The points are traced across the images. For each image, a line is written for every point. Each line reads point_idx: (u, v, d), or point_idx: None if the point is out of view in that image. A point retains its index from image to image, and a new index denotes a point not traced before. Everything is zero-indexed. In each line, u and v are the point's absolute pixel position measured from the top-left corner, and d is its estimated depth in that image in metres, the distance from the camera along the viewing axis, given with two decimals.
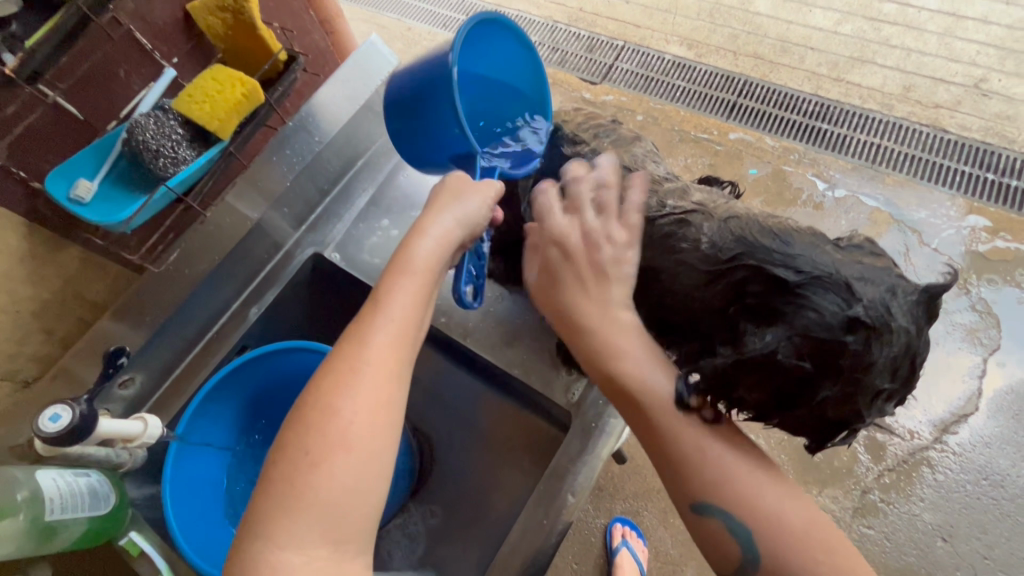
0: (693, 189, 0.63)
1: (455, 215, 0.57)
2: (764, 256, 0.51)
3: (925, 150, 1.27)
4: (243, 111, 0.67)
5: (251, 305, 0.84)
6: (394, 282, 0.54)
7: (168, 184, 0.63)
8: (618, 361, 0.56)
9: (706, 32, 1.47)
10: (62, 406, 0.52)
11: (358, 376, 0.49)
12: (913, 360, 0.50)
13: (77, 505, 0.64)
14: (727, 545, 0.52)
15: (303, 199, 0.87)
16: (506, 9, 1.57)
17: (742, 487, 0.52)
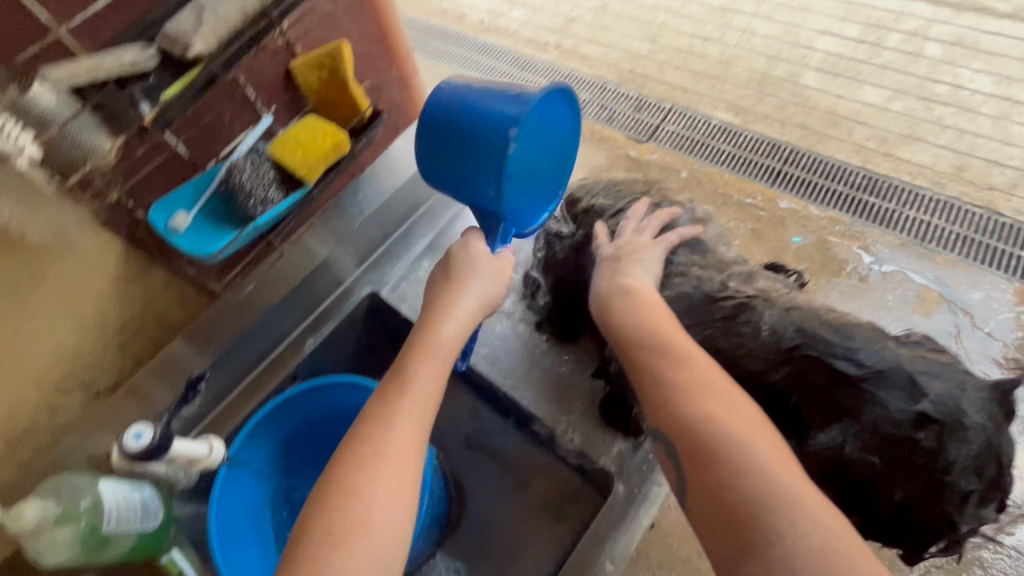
0: (758, 275, 0.65)
1: (478, 298, 0.63)
2: (825, 348, 0.53)
3: (980, 232, 1.25)
4: (329, 160, 0.73)
5: (308, 336, 0.90)
6: (423, 346, 0.60)
7: (255, 222, 0.68)
8: (619, 314, 0.61)
9: (753, 100, 1.52)
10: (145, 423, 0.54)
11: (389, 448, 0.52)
12: (1002, 459, 0.48)
13: (130, 518, 0.67)
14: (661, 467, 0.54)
15: (367, 239, 0.93)
16: (560, 67, 1.65)
17: (702, 413, 0.51)
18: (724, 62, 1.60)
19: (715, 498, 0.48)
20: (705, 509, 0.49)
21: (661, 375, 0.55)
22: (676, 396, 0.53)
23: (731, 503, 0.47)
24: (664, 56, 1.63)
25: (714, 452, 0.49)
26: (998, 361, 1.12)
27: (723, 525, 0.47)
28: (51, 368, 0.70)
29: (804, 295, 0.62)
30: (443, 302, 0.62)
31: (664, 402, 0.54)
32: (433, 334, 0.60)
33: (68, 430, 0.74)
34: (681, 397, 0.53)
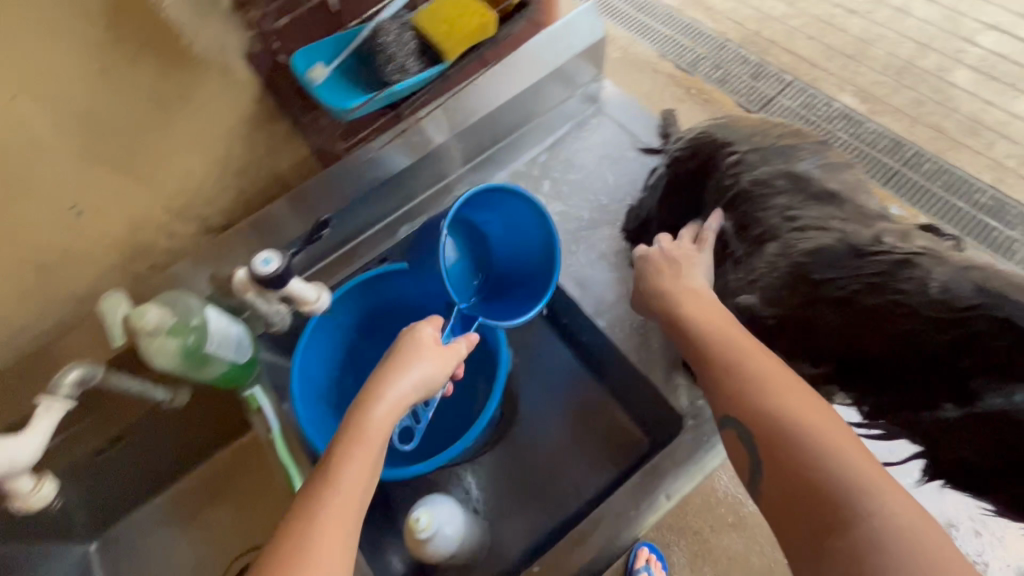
0: (918, 235, 0.54)
1: (413, 380, 0.58)
2: (1020, 309, 0.43)
3: None
4: (472, 41, 0.69)
5: (403, 224, 0.90)
6: (366, 410, 0.55)
7: (393, 87, 0.67)
8: (682, 306, 0.61)
9: (886, 90, 1.39)
10: (275, 252, 0.53)
11: (309, 525, 0.49)
12: None
13: (227, 348, 0.71)
14: (733, 452, 0.53)
15: (478, 139, 0.90)
16: (679, 15, 1.53)
17: (771, 403, 0.51)
18: (858, 50, 1.46)
19: (786, 484, 0.47)
20: (784, 498, 0.47)
21: (725, 368, 0.55)
22: (739, 390, 0.53)
23: (813, 492, 0.45)
24: (798, 23, 1.51)
25: (791, 437, 0.48)
26: None
27: (799, 521, 0.45)
28: (176, 192, 0.72)
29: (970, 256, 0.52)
30: (383, 375, 0.58)
31: (727, 398, 0.54)
32: (366, 409, 0.55)
33: (178, 257, 0.78)
34: (753, 384, 0.53)
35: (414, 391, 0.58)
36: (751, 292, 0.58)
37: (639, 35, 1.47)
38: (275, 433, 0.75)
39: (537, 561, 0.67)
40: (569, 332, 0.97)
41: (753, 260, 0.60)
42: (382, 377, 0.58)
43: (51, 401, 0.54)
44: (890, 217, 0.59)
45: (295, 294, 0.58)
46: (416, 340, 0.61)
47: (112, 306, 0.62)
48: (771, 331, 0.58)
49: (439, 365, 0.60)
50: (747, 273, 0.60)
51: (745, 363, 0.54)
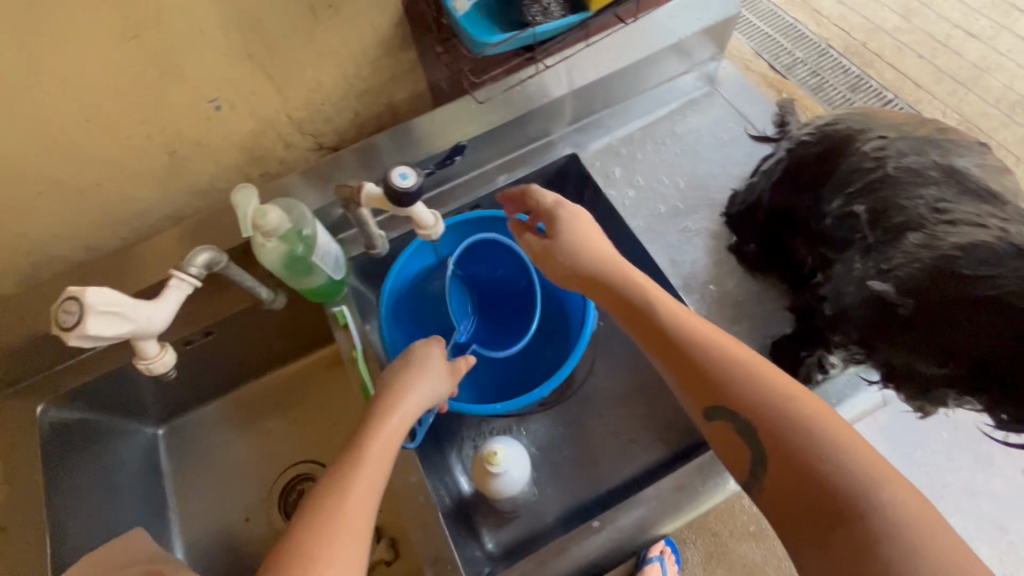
0: None
1: (416, 399, 0.63)
2: None
3: None
4: None
5: (502, 173, 0.91)
6: (387, 404, 0.62)
7: (535, 29, 0.65)
8: (658, 304, 0.63)
9: (996, 124, 1.48)
10: (413, 170, 0.55)
11: (349, 489, 0.52)
12: None
13: (328, 263, 0.73)
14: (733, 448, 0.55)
15: (591, 99, 0.89)
16: (784, 15, 1.54)
17: (760, 403, 0.54)
18: (964, 84, 1.54)
19: (790, 485, 0.50)
20: (792, 493, 0.50)
21: (698, 364, 0.58)
22: (723, 389, 0.56)
23: (821, 484, 0.48)
24: (909, 39, 1.58)
25: (792, 432, 0.51)
26: None
27: (812, 516, 0.48)
28: (302, 103, 0.73)
29: None
30: (389, 397, 0.62)
31: (709, 394, 0.56)
32: (389, 401, 0.62)
33: (290, 169, 0.80)
34: (746, 379, 0.55)
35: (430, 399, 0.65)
36: (883, 279, 0.55)
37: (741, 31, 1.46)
38: (358, 351, 0.77)
39: (597, 517, 0.68)
40: None
41: (890, 248, 0.57)
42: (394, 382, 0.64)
43: (182, 277, 0.57)
44: None
45: (419, 216, 0.60)
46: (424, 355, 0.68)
47: (246, 200, 0.64)
48: (901, 321, 0.55)
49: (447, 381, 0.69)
50: (879, 262, 0.56)
51: (715, 358, 0.58)
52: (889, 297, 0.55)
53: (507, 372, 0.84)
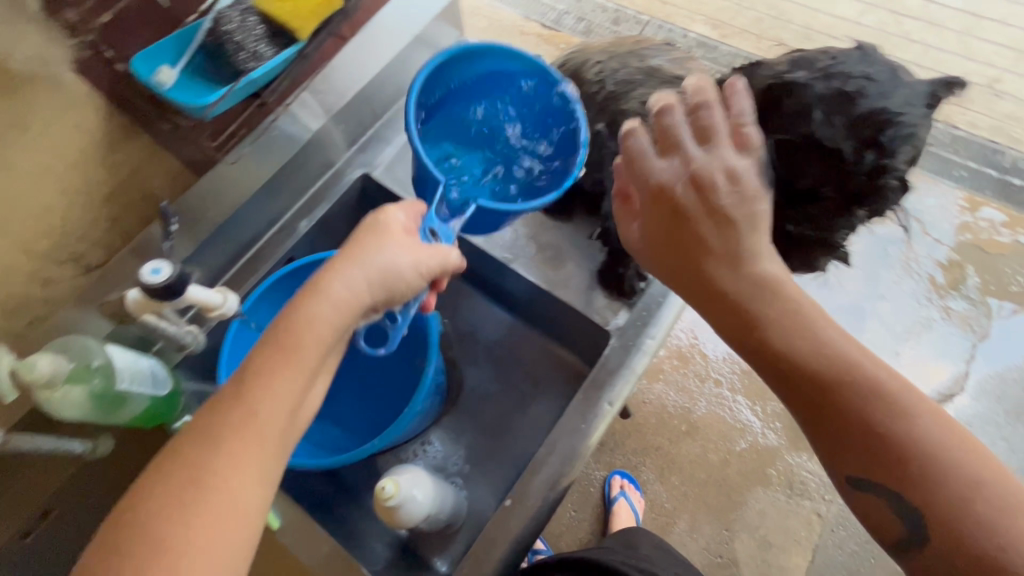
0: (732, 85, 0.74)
1: (367, 273, 0.55)
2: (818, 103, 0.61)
3: (936, 143, 1.52)
4: (322, 12, 0.69)
5: (302, 218, 0.89)
6: (316, 302, 0.53)
7: (250, 76, 0.65)
8: (807, 336, 0.54)
9: (730, 14, 1.69)
10: (165, 260, 0.52)
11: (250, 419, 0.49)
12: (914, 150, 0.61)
13: (143, 381, 0.69)
14: (874, 510, 0.52)
15: (357, 118, 0.89)
16: None
17: (929, 466, 0.49)
18: None
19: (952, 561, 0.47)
20: (937, 555, 0.48)
21: (875, 417, 0.51)
22: (894, 449, 0.50)
23: (982, 560, 0.46)
24: None
25: (958, 510, 0.47)
26: (939, 261, 1.44)
27: None
28: (36, 234, 0.66)
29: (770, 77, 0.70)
30: (333, 270, 0.55)
31: (872, 453, 0.51)
32: (306, 307, 0.53)
33: (58, 306, 0.70)
34: (907, 433, 0.50)
35: (365, 278, 0.55)
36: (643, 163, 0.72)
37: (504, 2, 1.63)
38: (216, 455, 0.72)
39: (508, 495, 0.71)
40: (490, 288, 1.02)
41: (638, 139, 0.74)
42: (332, 269, 0.55)
43: None
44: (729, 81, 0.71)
45: (198, 299, 0.57)
46: (385, 227, 0.58)
47: None
48: None
49: (409, 256, 0.57)
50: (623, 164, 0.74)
51: (887, 418, 0.51)
52: (701, 167, 0.57)
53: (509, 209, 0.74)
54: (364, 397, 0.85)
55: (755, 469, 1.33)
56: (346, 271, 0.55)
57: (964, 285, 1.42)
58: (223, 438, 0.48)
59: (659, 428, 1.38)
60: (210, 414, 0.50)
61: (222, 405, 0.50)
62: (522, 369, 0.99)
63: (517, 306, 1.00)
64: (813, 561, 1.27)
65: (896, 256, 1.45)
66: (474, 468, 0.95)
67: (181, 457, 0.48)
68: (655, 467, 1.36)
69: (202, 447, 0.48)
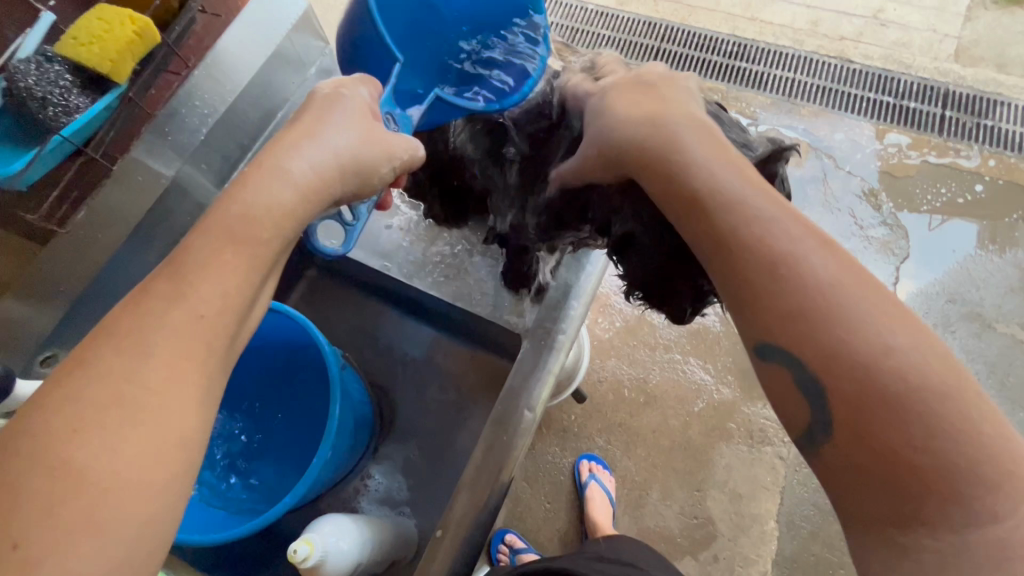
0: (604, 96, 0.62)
1: (328, 147, 0.50)
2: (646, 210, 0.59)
3: (836, 80, 1.56)
4: (138, 51, 0.62)
5: None
6: (262, 180, 0.48)
7: (61, 133, 0.59)
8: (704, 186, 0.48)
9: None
10: None
11: (187, 326, 0.42)
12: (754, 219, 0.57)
13: None
14: (778, 384, 0.45)
15: (220, 154, 0.82)
16: None
17: (837, 322, 0.42)
18: None
19: (862, 445, 0.40)
20: (850, 447, 0.41)
21: (782, 269, 0.44)
22: (802, 304, 0.43)
23: (885, 446, 0.39)
24: None
25: (877, 382, 0.40)
26: (859, 194, 1.47)
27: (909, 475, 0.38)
28: None
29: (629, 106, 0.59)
30: (289, 142, 0.50)
31: (773, 312, 0.44)
32: (262, 183, 0.47)
33: None
34: (848, 317, 0.42)
35: (332, 157, 0.50)
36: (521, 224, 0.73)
37: None
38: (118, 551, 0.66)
39: (438, 525, 0.70)
40: (407, 305, 0.96)
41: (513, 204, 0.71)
42: (289, 146, 0.50)
43: None
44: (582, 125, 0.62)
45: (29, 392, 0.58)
46: (345, 100, 0.52)
47: None
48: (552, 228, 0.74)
49: (373, 142, 0.52)
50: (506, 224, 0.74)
51: (804, 272, 0.43)
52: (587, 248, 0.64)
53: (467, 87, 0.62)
54: (285, 445, 0.81)
55: (716, 425, 1.33)
56: (308, 145, 0.50)
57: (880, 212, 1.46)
58: (159, 333, 0.41)
59: (618, 404, 1.36)
60: (125, 311, 0.43)
61: (146, 313, 0.42)
62: (454, 381, 0.95)
63: (438, 319, 0.95)
64: (782, 504, 1.27)
65: (814, 194, 1.48)
66: (420, 492, 0.92)
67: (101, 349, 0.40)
68: (621, 443, 1.34)
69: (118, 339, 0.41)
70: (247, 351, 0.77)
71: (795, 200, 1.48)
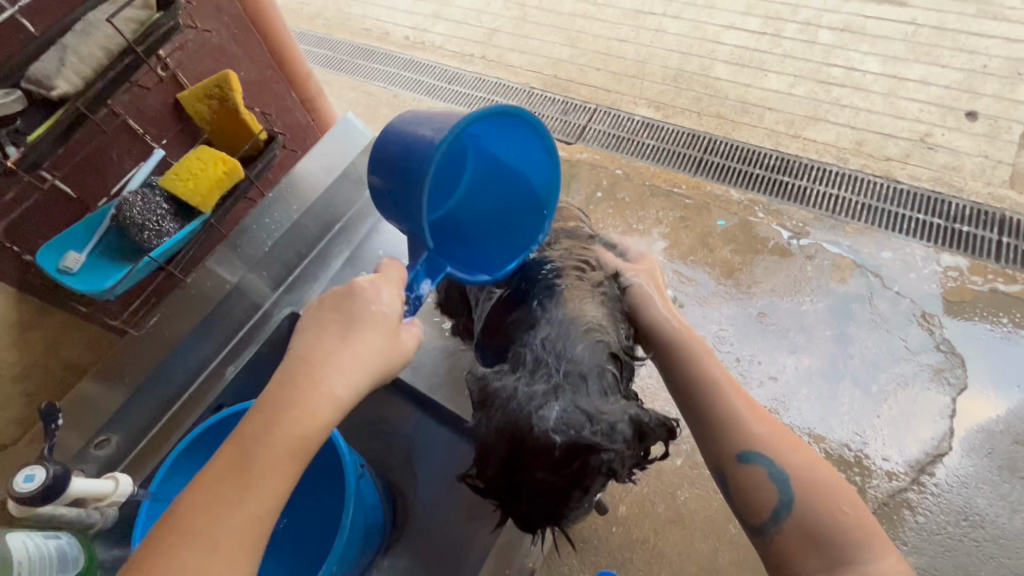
0: (568, 295, 0.68)
1: (353, 358, 0.56)
2: (494, 397, 0.62)
3: (882, 200, 1.56)
4: (225, 186, 0.74)
5: (228, 363, 0.90)
6: (307, 387, 0.55)
7: (151, 254, 0.69)
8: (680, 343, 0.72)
9: (672, 95, 1.81)
10: (37, 467, 0.63)
11: (242, 491, 0.52)
12: (583, 461, 0.57)
13: (47, 567, 0.65)
14: (743, 490, 0.65)
15: (280, 262, 0.93)
16: (486, 77, 1.90)
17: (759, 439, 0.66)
18: (637, 75, 1.86)
19: (800, 521, 0.62)
20: (790, 532, 0.63)
21: (724, 403, 0.68)
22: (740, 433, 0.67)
23: (806, 517, 0.62)
24: (585, 59, 1.91)
25: (801, 475, 0.64)
26: (910, 316, 1.42)
27: (778, 528, 0.63)
28: None
29: (562, 314, 0.66)
30: (325, 348, 0.56)
31: (731, 441, 0.67)
32: (309, 385, 0.55)
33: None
34: (777, 446, 0.66)
35: (360, 369, 0.56)
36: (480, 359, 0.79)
37: (462, 104, 1.81)
38: None
39: None
40: (434, 408, 1.00)
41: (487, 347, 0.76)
42: (326, 350, 0.56)
43: None
44: (527, 316, 0.68)
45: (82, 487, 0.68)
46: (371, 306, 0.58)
47: None
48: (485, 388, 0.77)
49: (391, 348, 0.58)
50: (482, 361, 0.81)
51: (734, 400, 0.68)
52: None
53: (474, 259, 0.70)
54: (293, 542, 0.84)
55: (748, 556, 1.21)
56: (344, 356, 0.56)
57: (933, 336, 1.39)
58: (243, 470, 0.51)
59: (641, 519, 1.27)
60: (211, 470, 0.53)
61: (214, 473, 0.53)
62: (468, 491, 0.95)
63: (461, 426, 0.96)
64: None
65: (861, 312, 1.44)
66: None
67: (198, 497, 0.52)
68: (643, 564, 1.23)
69: (212, 513, 0.51)
70: None
71: (839, 316, 1.44)
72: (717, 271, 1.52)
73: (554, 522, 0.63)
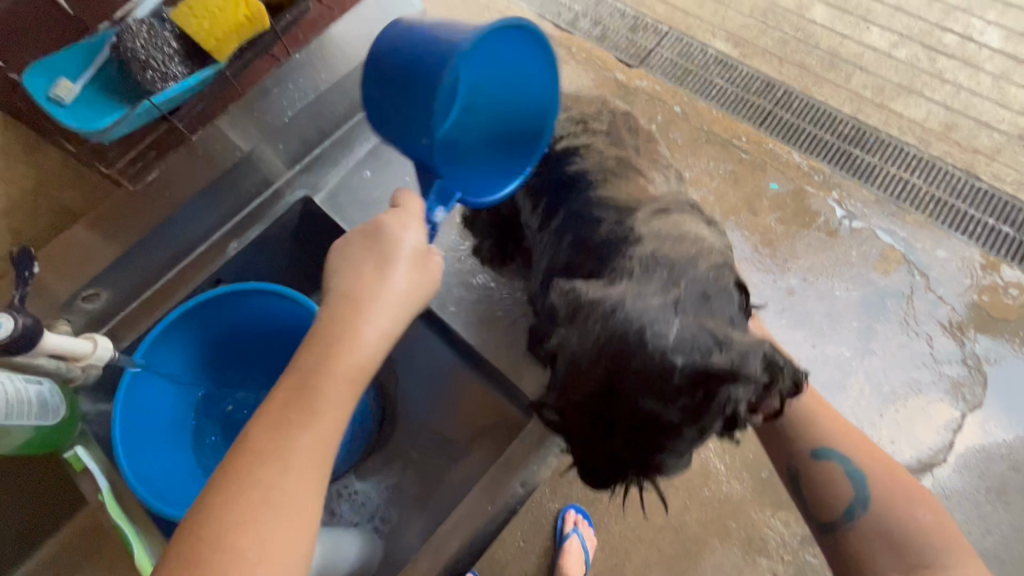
0: (670, 217, 0.63)
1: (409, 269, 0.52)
2: (593, 309, 0.53)
3: (954, 195, 1.40)
4: (243, 34, 0.64)
5: (232, 239, 0.83)
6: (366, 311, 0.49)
7: (152, 101, 0.60)
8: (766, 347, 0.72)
9: (755, 32, 1.58)
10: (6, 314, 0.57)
11: (307, 429, 0.47)
12: (707, 394, 0.48)
13: (25, 412, 0.63)
14: (816, 488, 0.65)
15: (299, 137, 0.83)
16: None
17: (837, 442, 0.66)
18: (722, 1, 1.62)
19: (879, 524, 0.61)
20: (867, 534, 0.61)
21: (803, 407, 0.68)
22: (817, 434, 0.66)
23: (885, 520, 0.61)
24: None
25: (881, 480, 0.63)
26: (942, 322, 1.33)
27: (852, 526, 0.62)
28: None
29: (672, 229, 0.60)
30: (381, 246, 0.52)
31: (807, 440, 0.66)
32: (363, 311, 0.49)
33: None
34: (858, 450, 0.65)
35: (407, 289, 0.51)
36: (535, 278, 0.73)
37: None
38: (105, 494, 0.69)
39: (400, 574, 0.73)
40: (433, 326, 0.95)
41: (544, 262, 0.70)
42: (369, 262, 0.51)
43: None
44: (628, 227, 0.62)
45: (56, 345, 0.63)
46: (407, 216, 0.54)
47: None
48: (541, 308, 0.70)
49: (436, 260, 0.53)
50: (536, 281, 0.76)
51: (812, 406, 0.68)
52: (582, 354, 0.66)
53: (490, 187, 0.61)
54: None
55: (716, 519, 1.12)
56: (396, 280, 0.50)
57: (961, 350, 1.30)
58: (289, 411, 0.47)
59: None
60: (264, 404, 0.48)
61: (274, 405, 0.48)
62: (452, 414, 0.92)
63: (458, 349, 0.92)
64: None
65: (895, 310, 1.34)
66: (392, 512, 0.91)
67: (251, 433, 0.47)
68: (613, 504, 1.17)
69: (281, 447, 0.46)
70: (280, 334, 0.82)
71: (871, 309, 1.34)
72: (755, 238, 1.41)
73: (646, 470, 0.54)
